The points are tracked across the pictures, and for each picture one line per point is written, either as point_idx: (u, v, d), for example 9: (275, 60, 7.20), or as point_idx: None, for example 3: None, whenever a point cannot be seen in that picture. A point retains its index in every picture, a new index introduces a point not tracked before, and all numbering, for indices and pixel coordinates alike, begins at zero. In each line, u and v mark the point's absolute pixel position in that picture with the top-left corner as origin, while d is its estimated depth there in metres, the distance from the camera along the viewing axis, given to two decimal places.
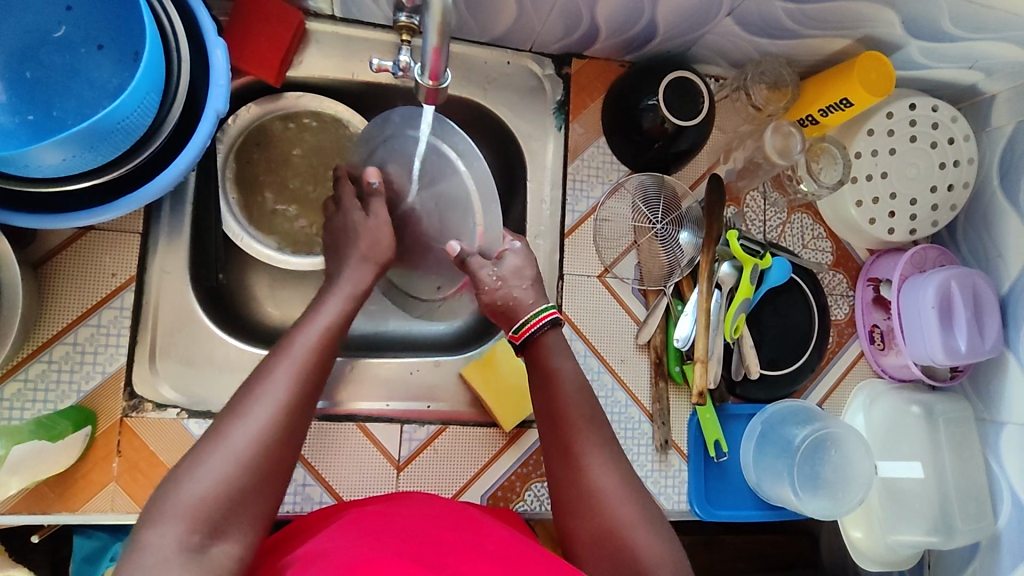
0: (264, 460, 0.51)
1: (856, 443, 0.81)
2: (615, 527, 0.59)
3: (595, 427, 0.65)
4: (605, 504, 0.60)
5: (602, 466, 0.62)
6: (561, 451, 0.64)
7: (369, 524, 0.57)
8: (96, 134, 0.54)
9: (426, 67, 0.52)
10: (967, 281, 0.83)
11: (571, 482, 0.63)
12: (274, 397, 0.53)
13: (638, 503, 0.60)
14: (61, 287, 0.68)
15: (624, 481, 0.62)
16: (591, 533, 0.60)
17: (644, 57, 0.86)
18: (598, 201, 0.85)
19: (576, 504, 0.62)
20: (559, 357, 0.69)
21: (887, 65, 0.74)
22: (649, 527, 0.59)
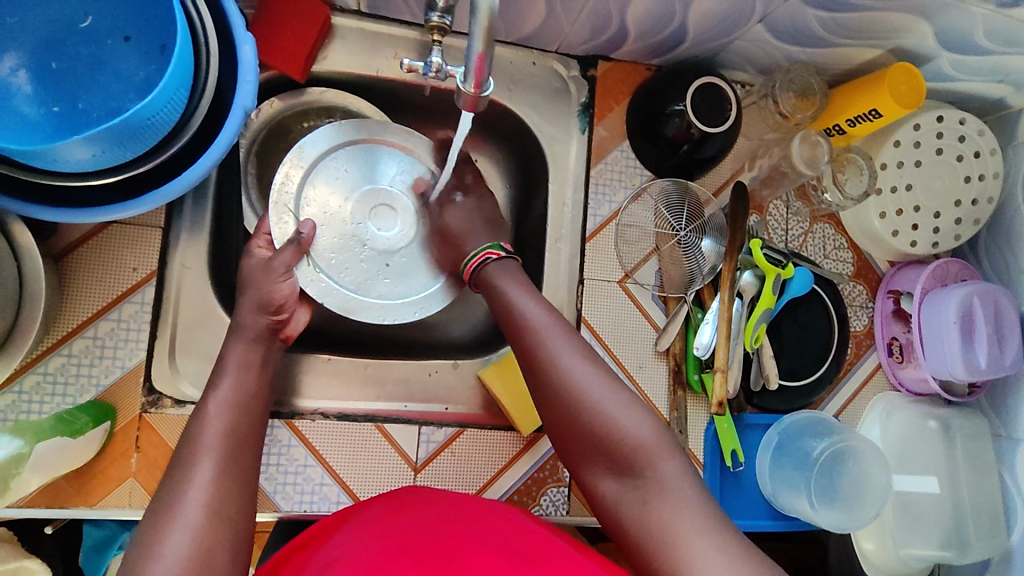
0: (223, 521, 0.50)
1: (873, 457, 0.81)
2: (601, 416, 0.59)
3: (556, 330, 0.64)
4: (585, 397, 0.60)
5: (570, 359, 0.62)
6: (526, 357, 0.64)
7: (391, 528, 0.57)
8: (127, 130, 0.53)
9: (468, 73, 0.51)
10: (989, 297, 0.83)
11: (543, 384, 0.62)
12: (220, 460, 0.54)
13: (617, 397, 0.60)
14: (82, 280, 0.67)
15: (597, 373, 0.61)
16: (582, 432, 0.60)
17: (671, 61, 0.85)
18: (620, 206, 0.84)
19: (554, 404, 0.61)
20: (505, 282, 0.69)
21: (918, 77, 0.74)
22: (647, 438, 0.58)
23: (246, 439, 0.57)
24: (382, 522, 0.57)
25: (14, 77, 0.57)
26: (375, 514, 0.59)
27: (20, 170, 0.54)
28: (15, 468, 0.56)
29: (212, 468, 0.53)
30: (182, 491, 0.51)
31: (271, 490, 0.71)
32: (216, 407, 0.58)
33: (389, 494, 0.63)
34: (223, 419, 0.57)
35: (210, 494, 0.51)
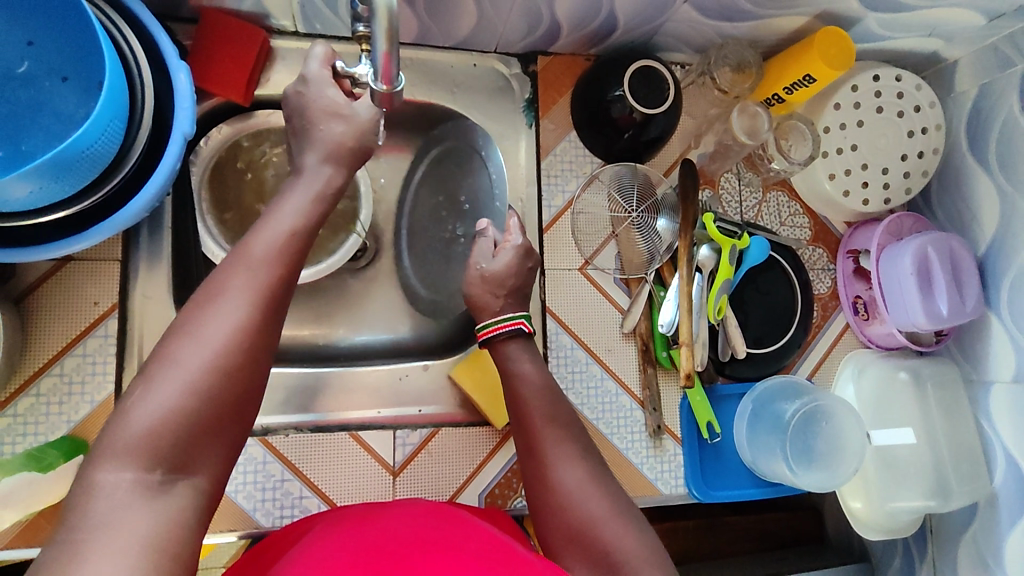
0: (228, 384, 0.48)
1: (846, 413, 0.82)
2: (582, 527, 0.60)
3: (556, 434, 0.67)
4: (573, 505, 0.61)
5: (570, 465, 0.64)
6: (531, 454, 0.67)
7: (357, 530, 0.58)
8: (63, 162, 0.54)
9: (377, 71, 0.52)
10: (943, 245, 0.84)
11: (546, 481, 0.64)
12: (252, 305, 0.50)
13: (612, 509, 0.60)
14: (44, 320, 0.68)
15: (591, 480, 0.63)
16: (562, 535, 0.61)
17: (609, 49, 0.86)
18: (573, 194, 0.86)
19: (548, 506, 0.63)
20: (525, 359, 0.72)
21: (845, 39, 0.76)
22: (619, 519, 0.60)
23: (286, 282, 0.53)
24: (342, 535, 0.57)
25: None
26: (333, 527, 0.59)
27: None
28: None
29: (237, 313, 0.50)
30: (194, 335, 0.48)
31: (250, 507, 0.71)
32: (265, 233, 0.54)
33: (349, 510, 0.63)
34: (266, 250, 0.53)
35: (225, 347, 0.48)
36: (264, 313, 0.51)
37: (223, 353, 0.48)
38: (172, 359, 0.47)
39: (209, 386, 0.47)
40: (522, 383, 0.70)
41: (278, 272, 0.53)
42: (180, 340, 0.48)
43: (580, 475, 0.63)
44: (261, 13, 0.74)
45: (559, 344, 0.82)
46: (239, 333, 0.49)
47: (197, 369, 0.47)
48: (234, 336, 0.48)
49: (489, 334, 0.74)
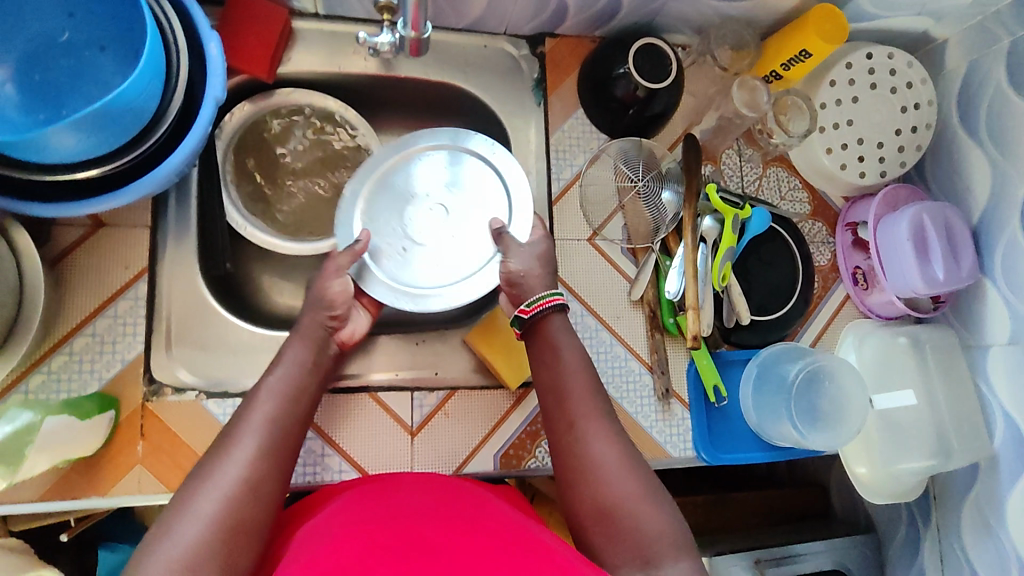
0: (243, 502, 0.55)
1: (849, 375, 0.84)
2: (614, 505, 0.61)
3: (591, 409, 0.67)
4: (603, 486, 0.62)
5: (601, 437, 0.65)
6: (565, 428, 0.67)
7: (373, 497, 0.64)
8: (105, 117, 0.57)
9: (408, 20, 0.64)
10: (938, 214, 0.87)
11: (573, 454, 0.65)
12: (259, 449, 0.58)
13: (639, 486, 0.62)
14: (77, 283, 0.71)
15: (624, 459, 0.64)
16: (590, 512, 0.62)
17: (613, 31, 0.90)
18: (581, 168, 0.89)
19: (579, 482, 0.64)
20: (561, 336, 0.71)
21: (839, 16, 0.80)
22: (649, 501, 0.61)
23: (288, 430, 0.62)
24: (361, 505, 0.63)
25: (3, 90, 0.62)
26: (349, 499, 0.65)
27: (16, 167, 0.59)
28: None
29: (249, 452, 0.58)
30: (207, 480, 0.55)
31: None
32: (261, 410, 0.61)
33: (369, 478, 0.69)
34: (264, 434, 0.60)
35: (243, 473, 0.56)
36: (273, 444, 0.60)
37: (238, 488, 0.55)
38: (189, 505, 0.54)
39: (229, 506, 0.54)
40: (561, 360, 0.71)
41: (278, 436, 0.60)
42: (197, 485, 0.55)
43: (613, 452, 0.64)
44: None
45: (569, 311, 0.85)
46: (251, 466, 0.57)
47: (217, 502, 0.54)
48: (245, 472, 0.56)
49: (538, 309, 0.71)
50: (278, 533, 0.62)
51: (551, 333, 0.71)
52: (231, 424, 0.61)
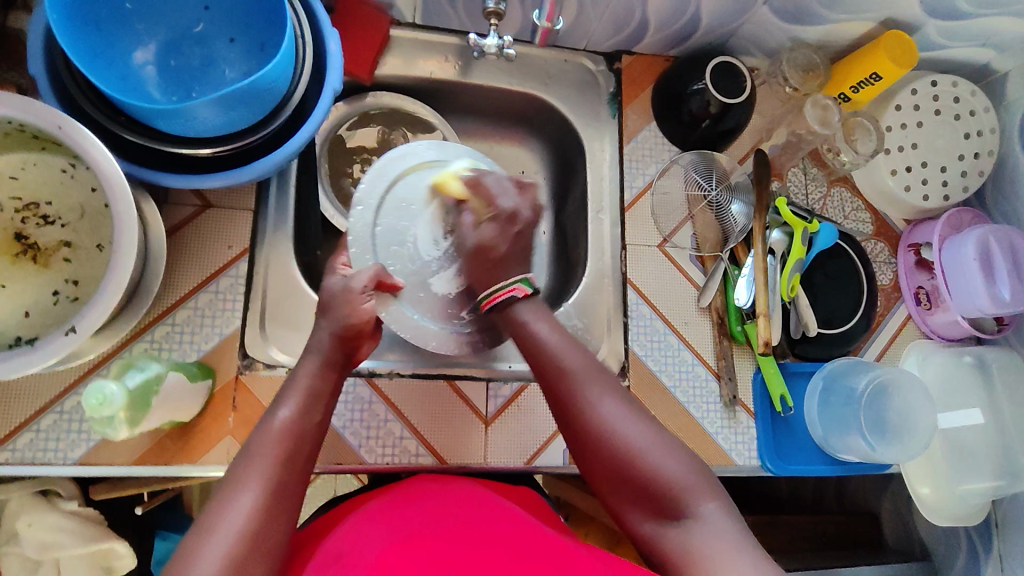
0: (245, 557, 0.52)
1: (917, 393, 0.85)
2: (634, 458, 0.60)
3: (585, 380, 0.64)
4: (620, 438, 0.61)
5: (606, 398, 0.63)
6: (557, 397, 0.65)
7: (395, 514, 0.64)
8: (242, 97, 0.61)
9: None
10: (1004, 236, 0.89)
11: (579, 422, 0.63)
12: (263, 497, 0.55)
13: (659, 439, 0.61)
14: (183, 258, 0.75)
15: (632, 412, 0.63)
16: (609, 470, 0.62)
17: (686, 51, 0.94)
18: (653, 178, 0.92)
19: (592, 443, 0.62)
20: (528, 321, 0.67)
21: (909, 42, 0.84)
22: (667, 449, 0.61)
23: (294, 475, 0.58)
24: (384, 514, 0.64)
25: (145, 70, 0.68)
26: (370, 510, 0.65)
27: (152, 138, 0.63)
28: (154, 388, 0.57)
29: (247, 507, 0.54)
30: (204, 538, 0.52)
31: (356, 444, 0.76)
32: (261, 445, 0.58)
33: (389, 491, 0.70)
34: (263, 481, 0.56)
35: (247, 525, 0.53)
36: (280, 485, 0.56)
37: (240, 540, 0.52)
38: (193, 560, 0.51)
39: (239, 561, 0.51)
40: (531, 341, 0.67)
41: (282, 488, 0.56)
42: (196, 541, 0.52)
43: (622, 409, 0.63)
44: (388, 3, 0.83)
45: (638, 314, 0.88)
46: (254, 518, 0.54)
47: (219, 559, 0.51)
48: (247, 526, 0.53)
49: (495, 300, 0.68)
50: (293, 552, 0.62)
51: (518, 321, 0.68)
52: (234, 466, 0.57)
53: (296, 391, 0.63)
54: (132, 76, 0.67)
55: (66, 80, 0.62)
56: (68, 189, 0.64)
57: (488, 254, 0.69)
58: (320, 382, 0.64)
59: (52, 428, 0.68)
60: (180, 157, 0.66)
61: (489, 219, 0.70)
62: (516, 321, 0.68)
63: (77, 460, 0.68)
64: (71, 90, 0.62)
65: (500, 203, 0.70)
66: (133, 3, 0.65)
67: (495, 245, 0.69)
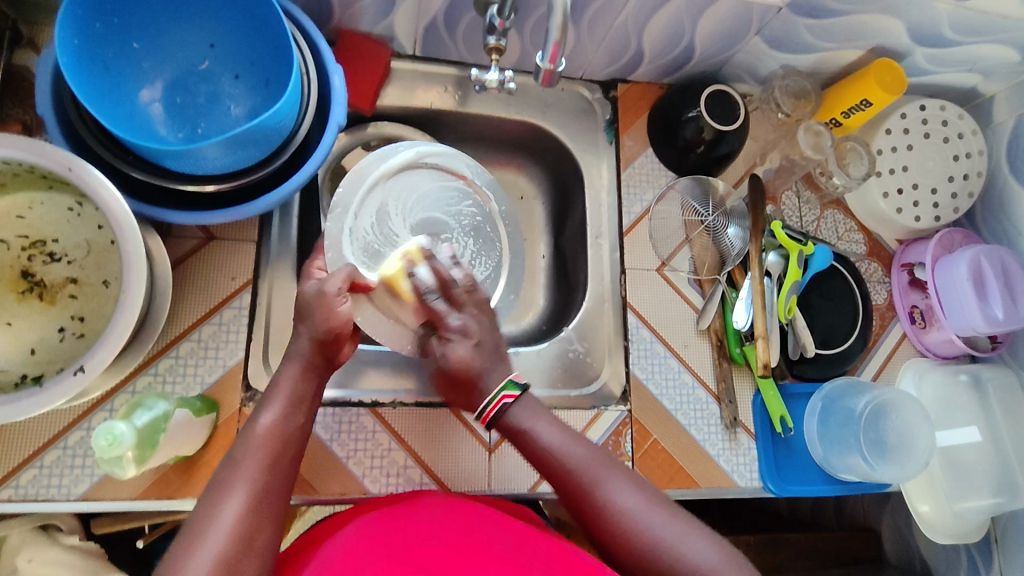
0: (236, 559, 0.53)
1: (913, 410, 0.87)
2: (663, 555, 0.61)
3: (599, 470, 0.65)
4: (647, 536, 0.62)
5: (620, 490, 0.64)
6: (577, 506, 0.65)
7: (396, 529, 0.63)
8: (251, 136, 0.62)
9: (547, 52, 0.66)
10: (995, 256, 0.91)
11: (598, 523, 0.64)
12: (250, 498, 0.55)
13: (684, 525, 0.62)
14: (187, 291, 0.76)
15: (648, 500, 0.64)
16: (638, 572, 0.62)
17: (681, 78, 0.96)
18: (650, 204, 0.94)
19: (623, 545, 0.62)
20: (526, 421, 0.67)
21: (896, 70, 0.86)
22: (698, 534, 0.62)
23: (280, 475, 0.59)
24: (373, 528, 0.62)
25: (151, 108, 0.69)
26: (367, 524, 0.65)
27: (161, 177, 0.64)
28: (162, 425, 0.58)
29: (236, 510, 0.55)
30: (195, 541, 0.53)
31: (360, 473, 0.76)
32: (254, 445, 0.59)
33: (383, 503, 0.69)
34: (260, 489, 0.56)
35: (236, 527, 0.54)
36: (267, 488, 0.57)
37: (228, 542, 0.53)
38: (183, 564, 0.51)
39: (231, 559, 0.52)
40: (540, 448, 0.66)
41: (273, 494, 0.57)
42: (187, 545, 0.53)
43: (643, 500, 0.64)
44: (388, 36, 0.85)
45: (639, 338, 0.88)
46: (243, 518, 0.54)
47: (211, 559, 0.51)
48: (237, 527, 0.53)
49: (495, 411, 0.67)
50: (288, 561, 0.62)
51: (515, 424, 0.68)
52: (223, 470, 0.58)
53: (280, 398, 0.63)
54: (140, 114, 0.68)
55: (74, 120, 0.63)
56: (74, 227, 0.65)
57: (465, 377, 0.68)
58: (303, 387, 0.65)
59: (55, 464, 0.68)
60: (188, 194, 0.67)
61: (452, 339, 0.69)
62: (517, 429, 0.68)
63: (80, 496, 0.68)
64: (78, 130, 0.63)
65: (449, 321, 0.69)
66: (141, 44, 0.67)
67: (470, 364, 0.68)
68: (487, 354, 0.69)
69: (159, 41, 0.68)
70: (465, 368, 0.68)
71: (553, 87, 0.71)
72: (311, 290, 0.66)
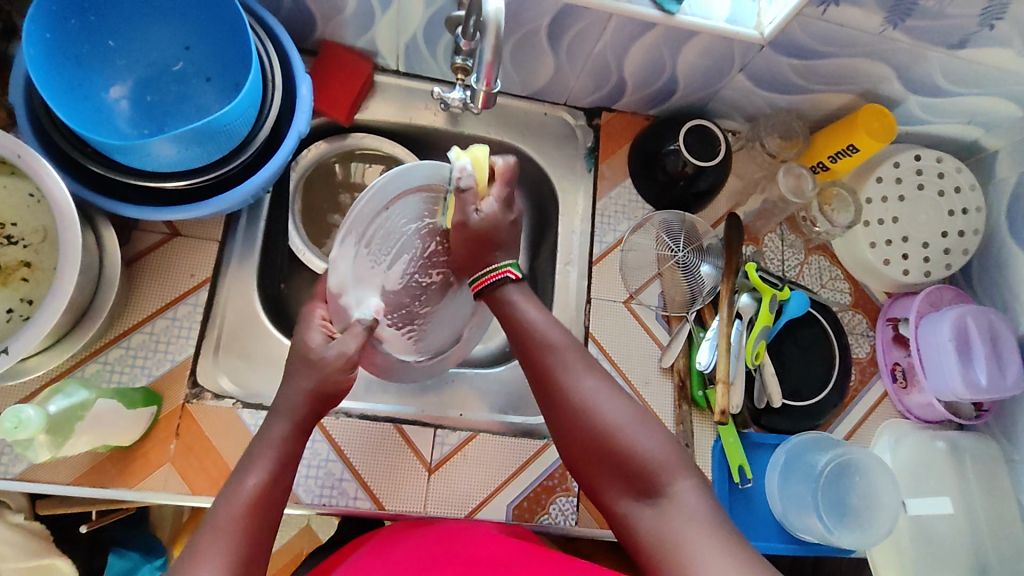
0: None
1: (879, 471, 0.83)
2: (611, 435, 0.60)
3: (568, 355, 0.64)
4: (600, 415, 0.61)
5: (586, 375, 0.63)
6: (538, 379, 0.64)
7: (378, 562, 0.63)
8: (205, 133, 0.64)
9: (480, 75, 0.64)
10: (982, 317, 0.87)
11: (557, 399, 0.63)
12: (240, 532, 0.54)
13: (636, 416, 0.61)
14: (145, 284, 0.77)
15: (608, 386, 0.63)
16: (585, 454, 0.61)
17: (667, 111, 0.95)
18: (624, 235, 0.92)
19: (576, 418, 0.61)
20: (517, 295, 0.67)
21: (888, 116, 0.84)
22: (645, 427, 0.60)
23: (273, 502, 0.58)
24: (372, 561, 0.63)
25: (119, 104, 0.71)
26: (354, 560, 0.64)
27: (115, 169, 0.66)
28: (79, 413, 0.62)
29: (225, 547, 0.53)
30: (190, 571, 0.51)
31: (294, 481, 0.75)
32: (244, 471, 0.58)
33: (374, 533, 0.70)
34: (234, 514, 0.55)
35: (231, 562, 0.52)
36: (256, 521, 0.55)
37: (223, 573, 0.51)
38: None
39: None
40: (517, 320, 0.66)
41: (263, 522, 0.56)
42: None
43: (603, 388, 0.62)
44: (371, 50, 0.86)
45: None
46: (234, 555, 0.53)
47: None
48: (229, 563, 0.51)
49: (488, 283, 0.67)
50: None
51: (506, 298, 0.67)
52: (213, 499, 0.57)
53: (256, 433, 0.60)
54: (106, 110, 0.70)
55: (40, 112, 0.65)
56: (34, 213, 0.67)
57: (483, 235, 0.66)
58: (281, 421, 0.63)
59: None
60: (145, 188, 0.68)
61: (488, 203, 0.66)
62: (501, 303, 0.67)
63: (16, 475, 0.69)
64: (41, 119, 0.65)
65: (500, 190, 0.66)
66: (116, 42, 0.70)
67: (496, 228, 0.66)
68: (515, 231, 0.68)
69: (132, 40, 0.71)
70: (488, 230, 0.66)
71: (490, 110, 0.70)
72: (330, 354, 0.64)
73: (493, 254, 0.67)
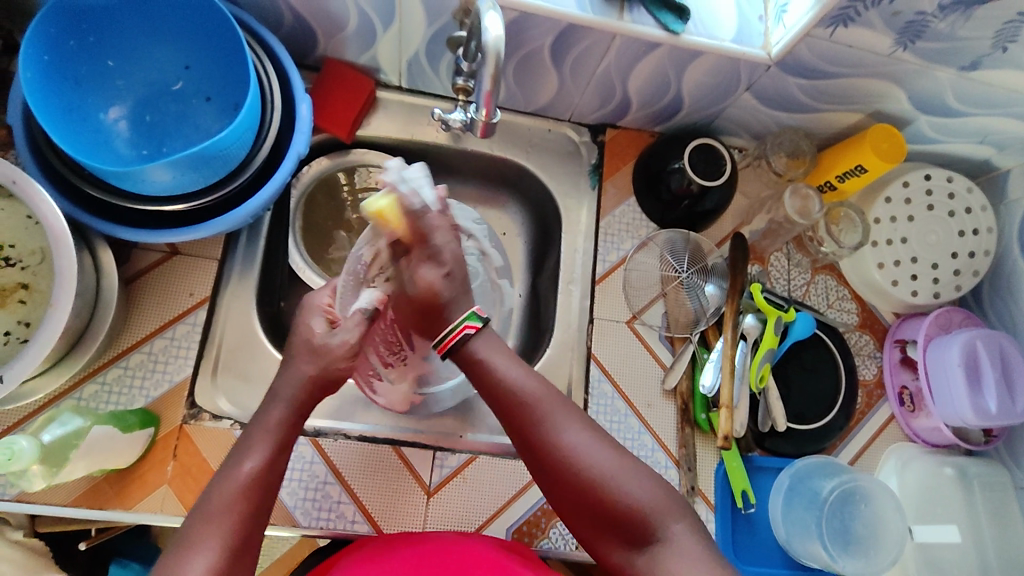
0: None
1: (886, 500, 0.81)
2: (597, 486, 0.60)
3: (551, 406, 0.63)
4: (587, 466, 0.60)
5: (570, 428, 0.62)
6: (521, 431, 0.64)
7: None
8: (202, 158, 0.63)
9: (479, 103, 0.64)
10: (992, 342, 0.85)
11: (543, 453, 0.62)
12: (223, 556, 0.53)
13: (622, 463, 0.61)
14: (144, 303, 0.77)
15: (593, 438, 0.62)
16: (575, 504, 0.62)
17: (672, 128, 0.94)
18: (627, 253, 0.91)
19: (562, 472, 0.61)
20: (483, 354, 0.65)
21: (896, 136, 0.82)
22: (633, 476, 0.60)
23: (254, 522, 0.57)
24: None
25: (117, 125, 0.71)
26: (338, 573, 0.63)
27: (112, 193, 0.65)
28: (73, 442, 0.62)
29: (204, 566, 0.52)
30: None
31: (291, 504, 0.75)
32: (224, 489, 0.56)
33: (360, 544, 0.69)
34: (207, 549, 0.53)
35: None
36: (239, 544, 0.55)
37: None
38: None
39: None
40: (497, 379, 0.64)
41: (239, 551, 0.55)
42: None
43: (588, 438, 0.62)
44: (373, 67, 0.86)
45: (600, 391, 0.85)
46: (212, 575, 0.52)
47: None
48: None
49: (449, 342, 0.65)
50: None
51: (472, 353, 0.65)
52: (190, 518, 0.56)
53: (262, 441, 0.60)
54: (105, 131, 0.70)
55: (38, 136, 0.64)
56: (31, 234, 0.67)
57: (431, 299, 0.65)
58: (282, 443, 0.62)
59: None
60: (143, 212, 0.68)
61: (426, 262, 0.64)
62: (476, 361, 0.65)
63: (13, 497, 0.69)
64: (39, 143, 0.64)
65: (431, 245, 0.64)
66: (115, 62, 0.69)
67: (437, 291, 0.64)
68: (456, 286, 0.65)
69: (131, 61, 0.70)
70: (430, 294, 0.64)
71: (491, 137, 0.70)
72: (334, 341, 0.64)
73: (444, 316, 0.65)
